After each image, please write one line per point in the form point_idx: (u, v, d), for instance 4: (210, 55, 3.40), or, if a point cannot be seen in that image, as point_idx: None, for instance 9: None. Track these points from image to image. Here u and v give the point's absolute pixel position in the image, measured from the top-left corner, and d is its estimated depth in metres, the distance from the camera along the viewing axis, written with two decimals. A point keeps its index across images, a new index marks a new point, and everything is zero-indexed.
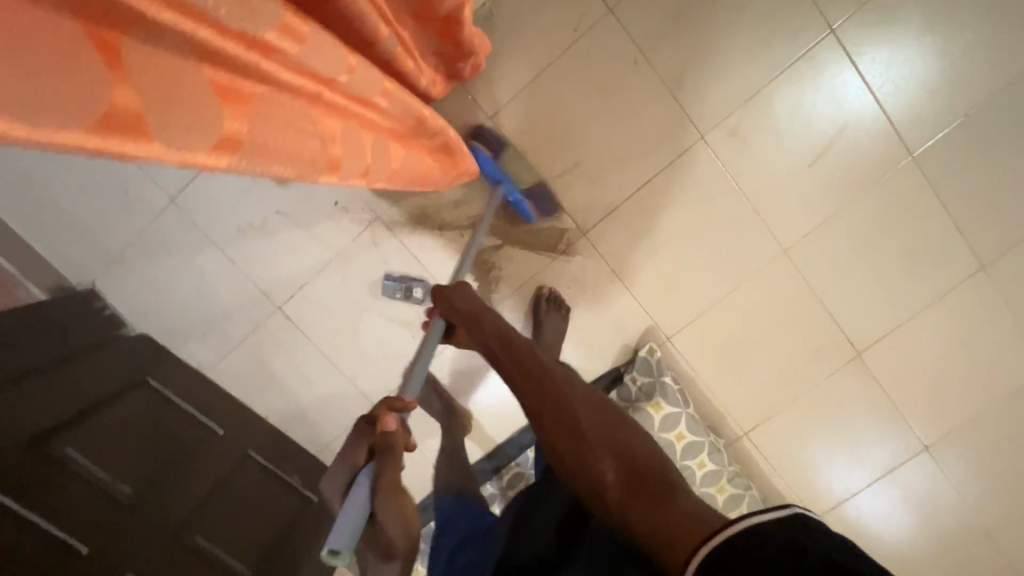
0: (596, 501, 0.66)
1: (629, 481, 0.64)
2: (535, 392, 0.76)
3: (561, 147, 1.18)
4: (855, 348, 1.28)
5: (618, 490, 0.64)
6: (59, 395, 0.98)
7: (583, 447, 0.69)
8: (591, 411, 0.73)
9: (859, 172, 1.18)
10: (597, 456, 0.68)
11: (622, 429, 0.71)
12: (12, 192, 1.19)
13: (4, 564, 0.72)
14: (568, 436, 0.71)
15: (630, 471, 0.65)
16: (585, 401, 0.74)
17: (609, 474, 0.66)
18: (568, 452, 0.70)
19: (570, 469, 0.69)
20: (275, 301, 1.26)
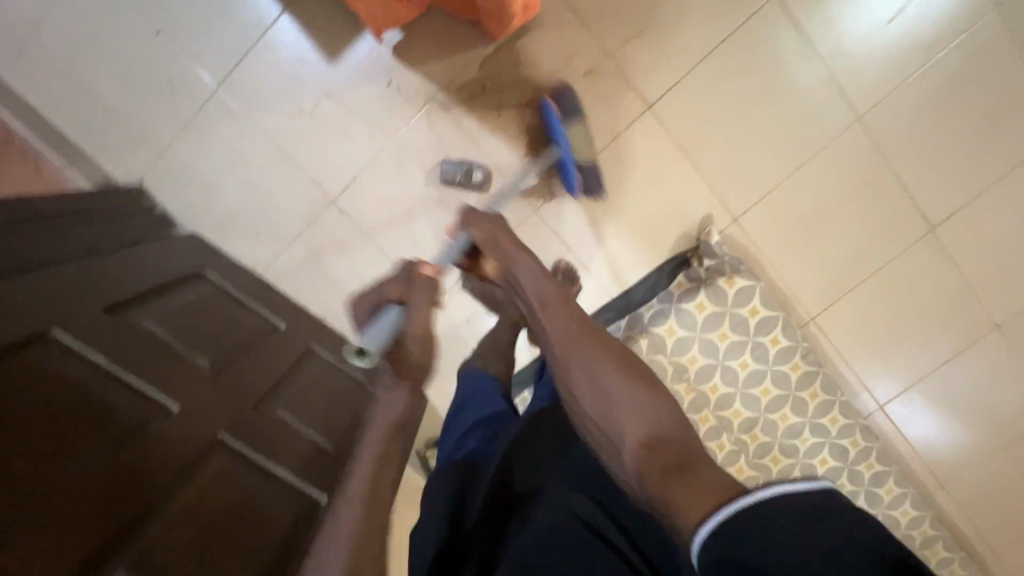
0: (612, 456, 0.60)
1: (652, 444, 0.57)
2: (565, 337, 0.66)
3: (625, 12, 1.11)
4: (928, 223, 1.23)
5: (637, 456, 0.57)
6: (124, 275, 0.96)
7: (608, 405, 0.60)
8: (614, 367, 0.63)
9: (943, 26, 1.11)
10: (620, 417, 0.59)
11: (653, 394, 0.61)
12: (55, 85, 1.15)
13: (89, 412, 0.71)
14: (596, 391, 0.62)
15: (655, 432, 0.58)
16: (608, 354, 0.64)
17: (630, 439, 0.58)
18: (589, 402, 0.62)
19: (598, 424, 0.61)
20: (329, 193, 1.22)
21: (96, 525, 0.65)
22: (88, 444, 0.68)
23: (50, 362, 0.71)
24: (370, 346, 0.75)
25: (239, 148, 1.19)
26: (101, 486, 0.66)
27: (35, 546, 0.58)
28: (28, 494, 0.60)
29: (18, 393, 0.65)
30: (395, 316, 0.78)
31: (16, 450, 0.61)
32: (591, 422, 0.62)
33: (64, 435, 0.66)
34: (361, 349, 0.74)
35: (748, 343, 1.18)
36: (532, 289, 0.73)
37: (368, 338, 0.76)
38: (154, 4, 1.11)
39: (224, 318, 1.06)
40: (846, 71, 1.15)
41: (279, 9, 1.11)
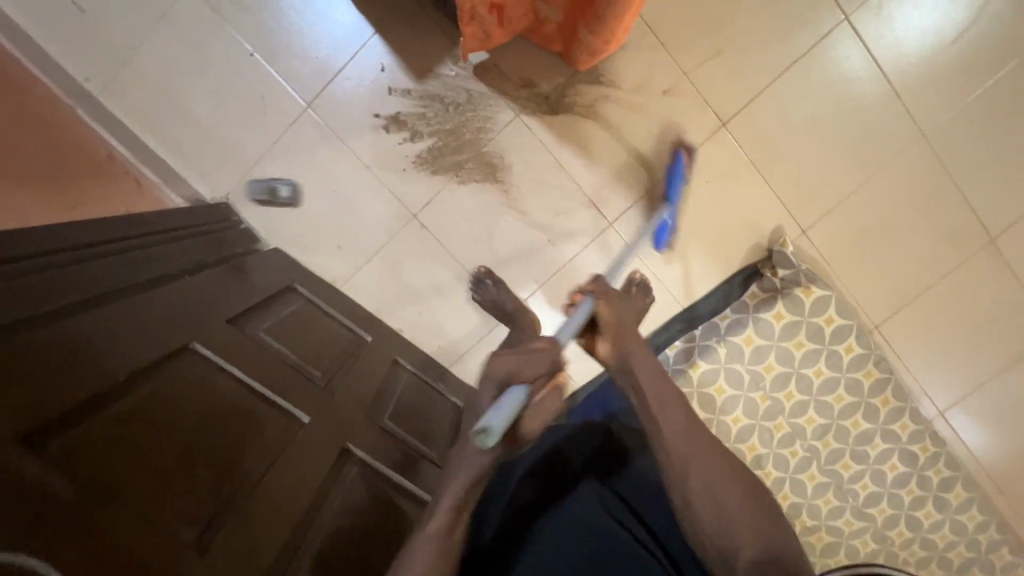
0: (710, 546, 0.70)
1: (766, 556, 0.67)
2: (690, 439, 0.77)
3: (702, 35, 1.17)
4: (988, 234, 1.28)
5: (759, 562, 0.66)
6: (234, 288, 0.98)
7: (730, 515, 0.70)
8: (732, 479, 0.73)
9: (1002, 48, 1.17)
10: (734, 517, 0.70)
11: (776, 526, 0.71)
12: (148, 104, 1.18)
13: (236, 424, 0.73)
14: (718, 502, 0.71)
15: (773, 551, 0.68)
16: (728, 469, 0.75)
17: (747, 547, 0.68)
18: (686, 478, 0.74)
19: (714, 533, 0.70)
20: (412, 208, 1.25)
21: (252, 529, 0.66)
22: (236, 449, 0.71)
23: (196, 373, 0.74)
24: (497, 427, 0.65)
25: (326, 164, 1.22)
26: (250, 490, 0.69)
27: (223, 550, 0.62)
28: (196, 500, 0.62)
29: (176, 404, 0.68)
30: (521, 399, 0.68)
31: (183, 459, 0.63)
32: (704, 526, 0.71)
33: (217, 440, 0.69)
34: (486, 431, 0.65)
35: (823, 351, 1.22)
36: (657, 403, 0.81)
37: (493, 419, 0.66)
38: (250, 27, 1.15)
39: (321, 331, 1.08)
40: (911, 89, 1.20)
41: (370, 31, 1.15)
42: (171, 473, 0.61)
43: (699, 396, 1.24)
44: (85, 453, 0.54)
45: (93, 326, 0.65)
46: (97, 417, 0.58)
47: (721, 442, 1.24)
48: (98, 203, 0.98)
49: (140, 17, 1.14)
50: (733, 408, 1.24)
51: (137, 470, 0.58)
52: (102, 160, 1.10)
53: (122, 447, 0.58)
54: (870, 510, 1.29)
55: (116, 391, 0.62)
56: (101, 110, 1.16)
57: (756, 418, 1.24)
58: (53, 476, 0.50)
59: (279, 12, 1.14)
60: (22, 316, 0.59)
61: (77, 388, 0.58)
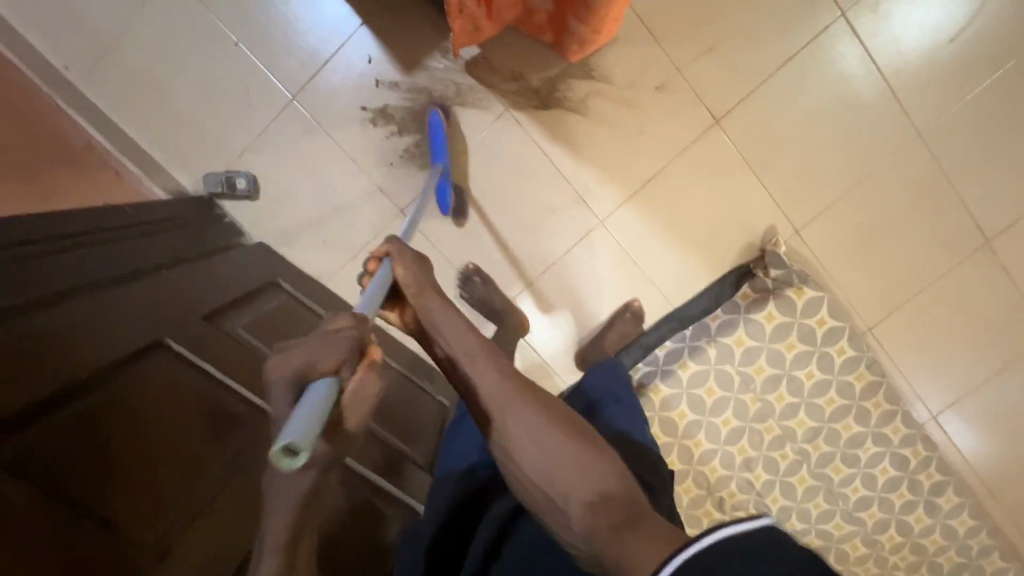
0: (555, 516, 0.57)
1: (602, 500, 0.55)
2: (497, 396, 0.63)
3: (696, 30, 1.15)
4: (984, 236, 1.26)
5: (586, 514, 0.54)
6: (211, 283, 0.96)
7: (550, 473, 0.57)
8: (553, 426, 0.60)
9: (1001, 47, 1.15)
10: (566, 477, 0.57)
11: (607, 466, 0.57)
12: (130, 94, 1.16)
13: (212, 420, 0.72)
14: (546, 454, 0.58)
15: (604, 489, 0.55)
16: (546, 414, 0.61)
17: (580, 498, 0.55)
18: (528, 449, 0.59)
19: (539, 484, 0.58)
20: (398, 204, 1.23)
21: (229, 522, 0.66)
22: (208, 449, 0.69)
23: (168, 370, 0.72)
24: (310, 444, 0.43)
25: (311, 158, 1.20)
26: (220, 491, 0.67)
27: (197, 546, 0.61)
28: (161, 503, 0.60)
29: (145, 403, 0.66)
30: (325, 398, 0.48)
31: (149, 461, 0.61)
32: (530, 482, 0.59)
33: (188, 440, 0.67)
34: (291, 448, 0.42)
35: (814, 353, 1.20)
36: (462, 357, 0.67)
37: (292, 431, 0.43)
38: (234, 17, 1.12)
39: (303, 328, 1.06)
40: (908, 88, 1.18)
41: (357, 21, 1.13)
42: (136, 476, 0.59)
43: (688, 397, 1.22)
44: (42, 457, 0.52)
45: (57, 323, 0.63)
46: (58, 418, 0.56)
47: (710, 444, 1.23)
48: (74, 195, 0.95)
49: (123, 6, 1.12)
50: (723, 409, 1.22)
51: (98, 473, 0.56)
52: (82, 151, 1.07)
53: (83, 450, 0.56)
54: (859, 514, 1.27)
55: (85, 386, 0.61)
56: (81, 100, 1.14)
57: (746, 420, 1.22)
58: (4, 481, 0.48)
59: (264, 2, 1.12)
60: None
61: (37, 388, 0.56)
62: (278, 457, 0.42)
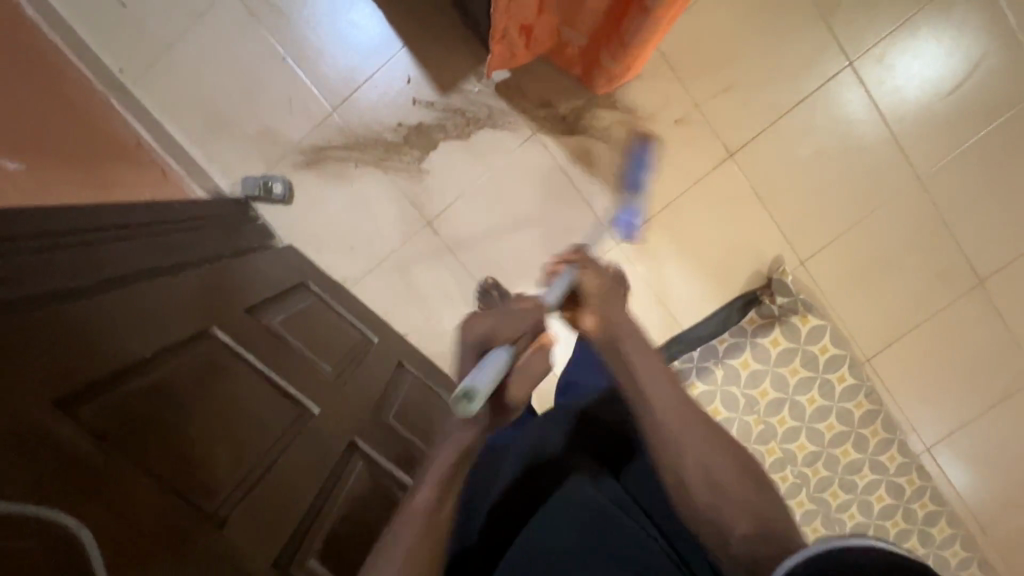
0: (716, 542, 0.63)
1: (758, 537, 0.61)
2: (676, 417, 0.69)
3: (715, 70, 1.23)
4: (978, 276, 1.33)
5: (750, 544, 0.61)
6: (249, 281, 1.00)
7: (727, 494, 0.64)
8: (719, 456, 0.67)
9: (991, 103, 1.25)
10: (729, 508, 0.64)
11: (764, 496, 0.65)
12: (177, 99, 1.22)
13: (253, 406, 0.75)
14: (706, 479, 0.65)
15: (765, 520, 0.63)
16: (715, 441, 0.68)
17: (739, 529, 0.62)
18: (719, 464, 0.66)
19: (704, 511, 0.64)
20: (426, 215, 1.28)
21: (270, 499, 0.69)
22: (248, 430, 0.72)
23: (212, 356, 0.76)
24: (481, 390, 0.64)
25: (346, 167, 1.26)
26: (263, 470, 0.70)
27: (244, 520, 0.64)
28: (212, 476, 0.63)
29: (192, 384, 0.69)
30: (505, 357, 0.67)
31: (197, 437, 0.64)
32: (698, 509, 0.65)
33: (231, 421, 0.70)
34: (467, 392, 0.64)
35: (816, 380, 1.25)
36: (645, 375, 0.72)
37: (476, 380, 0.64)
38: (284, 33, 1.20)
39: (330, 329, 1.10)
40: (909, 135, 1.27)
41: (400, 43, 1.20)
42: (188, 449, 0.62)
43: None
44: (105, 424, 0.55)
45: (114, 304, 0.66)
46: (116, 390, 0.58)
47: None
48: (124, 189, 0.99)
49: (180, 16, 1.19)
50: (728, 430, 1.26)
51: (155, 444, 0.59)
52: (130, 148, 1.12)
53: (140, 421, 0.59)
54: None
55: (143, 364, 0.64)
56: (130, 99, 1.19)
57: (749, 441, 1.26)
58: (84, 440, 0.51)
59: (314, 22, 1.19)
60: (47, 290, 0.60)
61: (100, 362, 0.59)
62: (452, 398, 0.64)
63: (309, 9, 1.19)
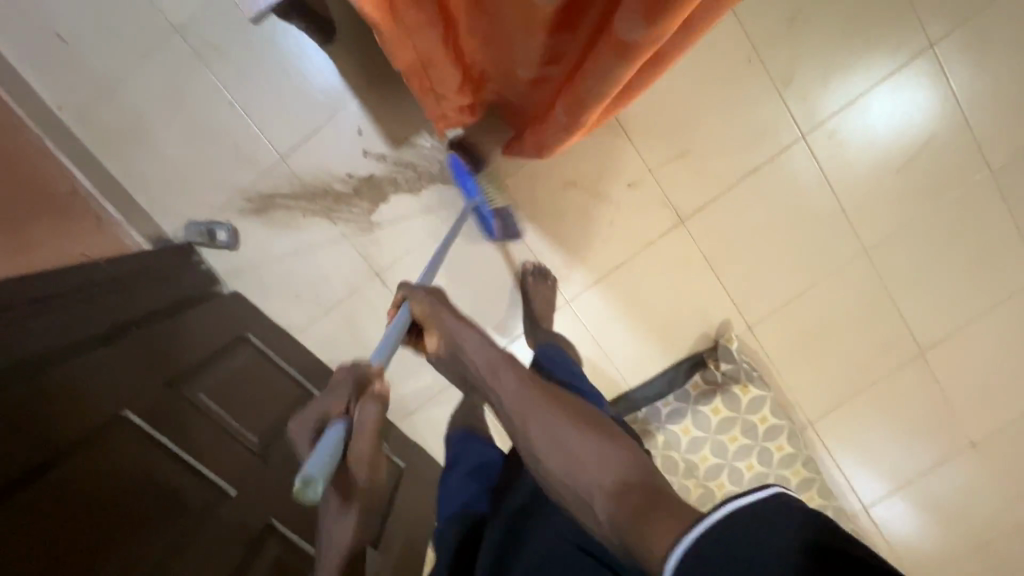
0: (585, 509, 0.59)
1: (622, 489, 0.57)
2: (525, 403, 0.68)
3: (670, 136, 1.23)
4: (919, 346, 1.35)
5: (612, 511, 0.55)
6: (180, 344, 0.98)
7: (578, 462, 0.60)
8: (577, 425, 0.64)
9: (939, 180, 1.26)
10: (587, 471, 0.59)
11: (615, 453, 0.61)
12: (120, 140, 1.19)
13: (161, 495, 0.77)
14: (564, 456, 0.62)
15: (622, 478, 0.58)
16: (582, 426, 0.64)
17: (600, 486, 0.58)
18: (556, 456, 0.62)
19: (567, 485, 0.61)
20: (374, 267, 1.26)
21: None
22: (147, 534, 0.72)
23: (121, 449, 0.76)
24: (319, 474, 0.58)
25: (293, 216, 1.23)
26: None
27: None
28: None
29: (88, 490, 0.68)
30: (342, 433, 0.68)
31: (84, 558, 0.64)
32: (562, 483, 0.61)
33: (126, 526, 0.70)
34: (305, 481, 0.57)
35: (755, 448, 1.26)
36: (487, 367, 0.74)
37: (312, 469, 0.59)
38: (233, 79, 1.17)
39: (265, 389, 1.08)
40: (858, 207, 1.28)
41: (352, 95, 1.18)
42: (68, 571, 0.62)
43: None
44: None
45: (12, 410, 0.64)
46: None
47: None
48: (52, 245, 0.97)
49: (125, 57, 1.15)
50: None
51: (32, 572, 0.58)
52: (64, 196, 1.08)
53: (19, 551, 0.58)
54: None
55: (50, 461, 0.66)
56: (70, 139, 1.16)
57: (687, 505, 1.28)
58: None
59: (265, 69, 1.17)
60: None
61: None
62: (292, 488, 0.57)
63: (259, 56, 1.16)
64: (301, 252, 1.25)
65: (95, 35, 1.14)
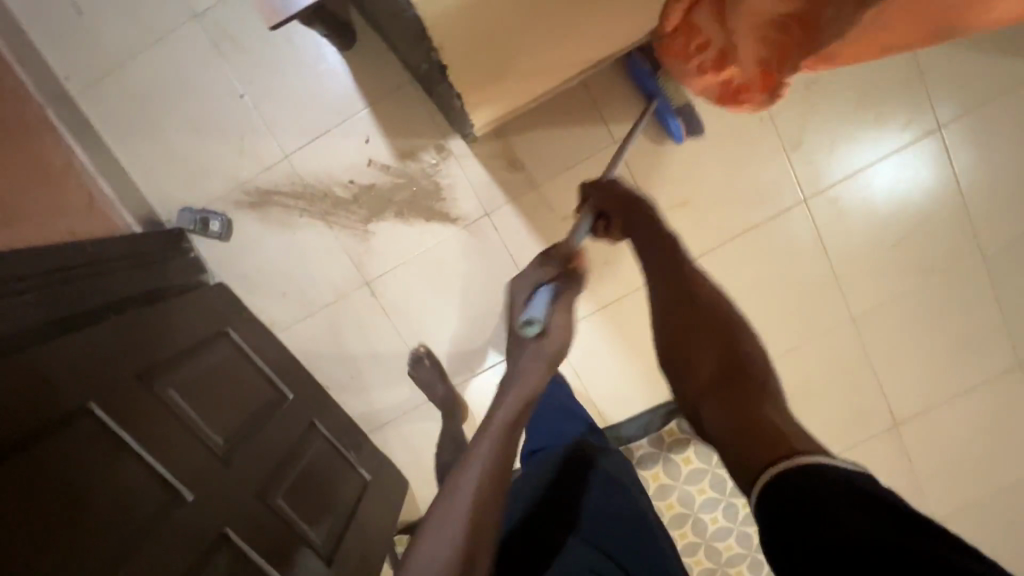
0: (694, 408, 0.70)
1: (725, 410, 0.65)
2: (672, 310, 0.77)
3: (675, 183, 1.24)
4: (894, 419, 1.36)
5: (715, 420, 0.65)
6: (158, 335, 0.97)
7: (696, 368, 0.71)
8: (721, 350, 0.71)
9: (933, 258, 1.28)
10: (703, 379, 0.70)
11: (739, 384, 0.67)
12: (123, 118, 1.17)
13: (112, 498, 0.75)
14: (690, 357, 0.73)
15: (729, 407, 0.65)
16: (706, 336, 0.73)
17: (707, 399, 0.68)
18: (687, 358, 0.73)
19: (678, 378, 0.73)
20: (366, 275, 1.25)
21: None
22: (84, 543, 0.68)
23: (76, 444, 0.74)
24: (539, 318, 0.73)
25: (290, 216, 1.22)
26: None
27: None
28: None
29: (25, 493, 0.65)
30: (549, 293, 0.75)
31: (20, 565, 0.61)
32: (677, 378, 0.73)
33: (61, 534, 0.66)
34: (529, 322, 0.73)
35: (722, 503, 1.26)
36: (652, 264, 0.83)
37: (533, 310, 0.73)
38: (246, 71, 1.16)
39: (238, 389, 1.06)
40: (850, 275, 1.29)
41: (363, 103, 1.18)
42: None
43: None
44: None
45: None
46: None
47: None
48: (37, 220, 0.95)
49: (138, 36, 1.14)
50: None
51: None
52: (56, 169, 1.06)
53: None
54: None
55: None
56: (71, 112, 1.14)
57: None
58: None
59: (280, 66, 1.16)
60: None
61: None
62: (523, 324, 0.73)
63: (275, 53, 1.15)
64: (294, 251, 1.23)
65: (111, 11, 1.13)
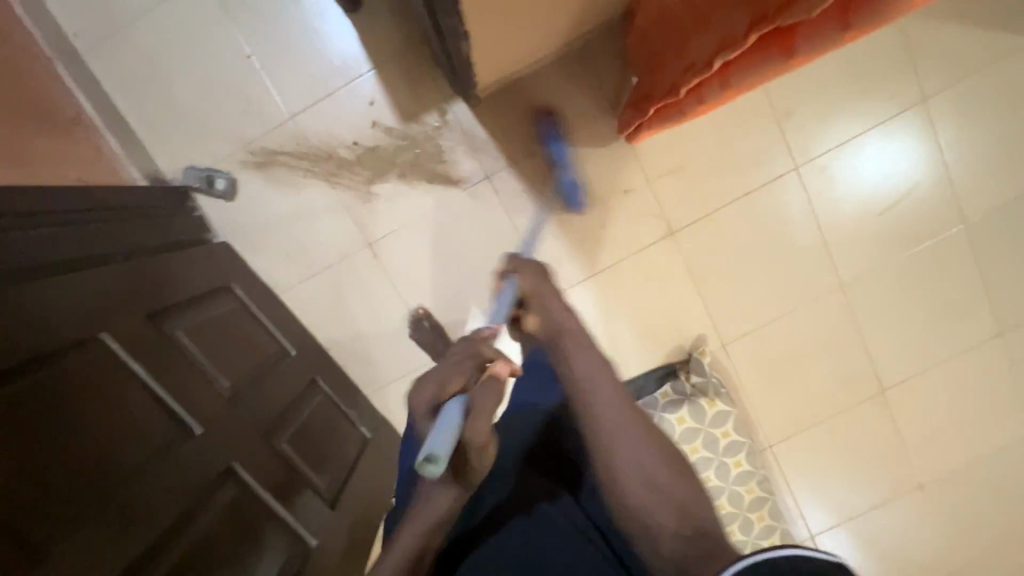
0: (643, 536, 0.62)
1: (691, 535, 0.60)
2: (612, 419, 0.67)
3: (671, 149, 1.28)
4: (881, 385, 1.40)
5: (678, 541, 0.60)
6: (166, 280, 0.98)
7: (654, 487, 0.63)
8: (664, 459, 0.65)
9: (918, 229, 1.32)
10: (659, 503, 0.62)
11: (689, 488, 0.64)
12: (129, 76, 1.19)
13: (123, 425, 0.76)
14: (644, 481, 0.63)
15: (690, 520, 0.61)
16: (648, 436, 0.66)
17: (660, 517, 0.61)
18: (636, 483, 0.63)
19: (632, 513, 0.63)
20: (368, 236, 1.27)
21: (122, 526, 0.70)
22: (78, 469, 0.68)
23: (87, 374, 0.74)
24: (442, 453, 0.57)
25: (294, 176, 1.24)
26: (79, 519, 0.66)
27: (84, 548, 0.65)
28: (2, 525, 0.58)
29: (24, 414, 0.64)
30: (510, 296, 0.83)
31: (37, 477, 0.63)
32: (626, 507, 0.64)
33: (49, 458, 0.65)
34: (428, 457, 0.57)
35: (714, 461, 1.27)
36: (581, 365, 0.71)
37: (437, 441, 0.58)
38: (253, 33, 1.19)
39: (242, 340, 1.08)
40: (840, 242, 1.33)
41: (368, 65, 1.20)
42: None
43: None
44: None
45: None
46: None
47: None
48: (46, 163, 0.96)
49: None
50: None
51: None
52: (66, 120, 1.08)
53: None
54: None
55: (13, 374, 0.65)
56: (78, 67, 1.15)
57: None
58: None
59: (288, 27, 1.19)
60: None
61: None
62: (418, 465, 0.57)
63: (282, 15, 1.18)
64: (298, 210, 1.25)
65: None
